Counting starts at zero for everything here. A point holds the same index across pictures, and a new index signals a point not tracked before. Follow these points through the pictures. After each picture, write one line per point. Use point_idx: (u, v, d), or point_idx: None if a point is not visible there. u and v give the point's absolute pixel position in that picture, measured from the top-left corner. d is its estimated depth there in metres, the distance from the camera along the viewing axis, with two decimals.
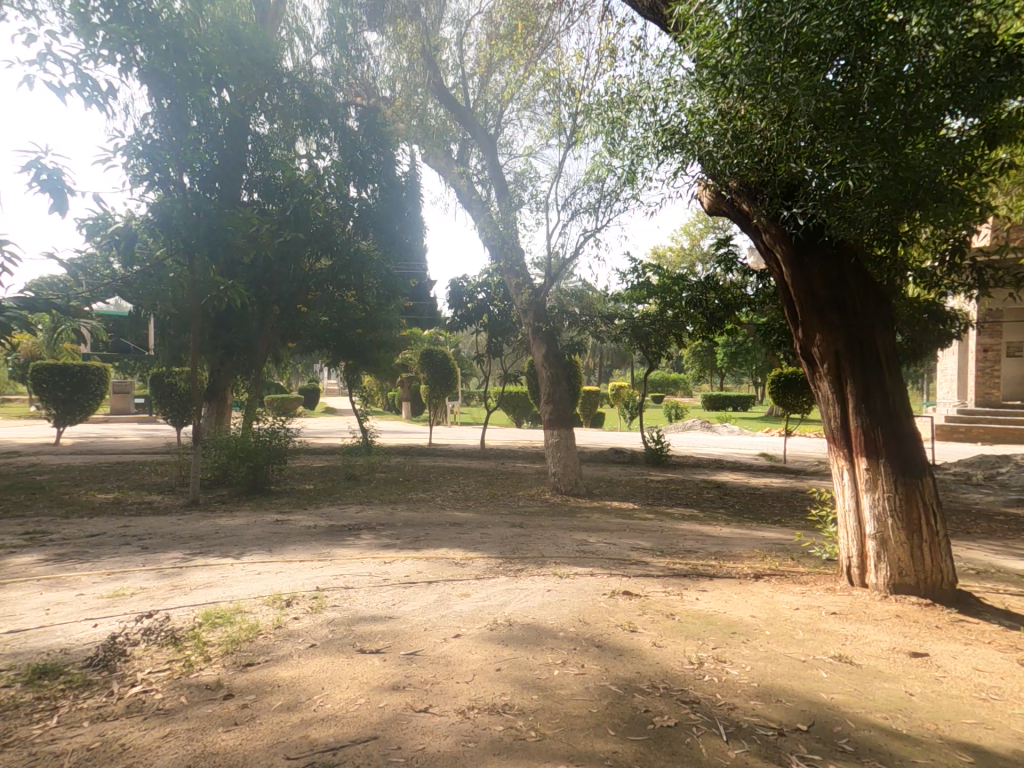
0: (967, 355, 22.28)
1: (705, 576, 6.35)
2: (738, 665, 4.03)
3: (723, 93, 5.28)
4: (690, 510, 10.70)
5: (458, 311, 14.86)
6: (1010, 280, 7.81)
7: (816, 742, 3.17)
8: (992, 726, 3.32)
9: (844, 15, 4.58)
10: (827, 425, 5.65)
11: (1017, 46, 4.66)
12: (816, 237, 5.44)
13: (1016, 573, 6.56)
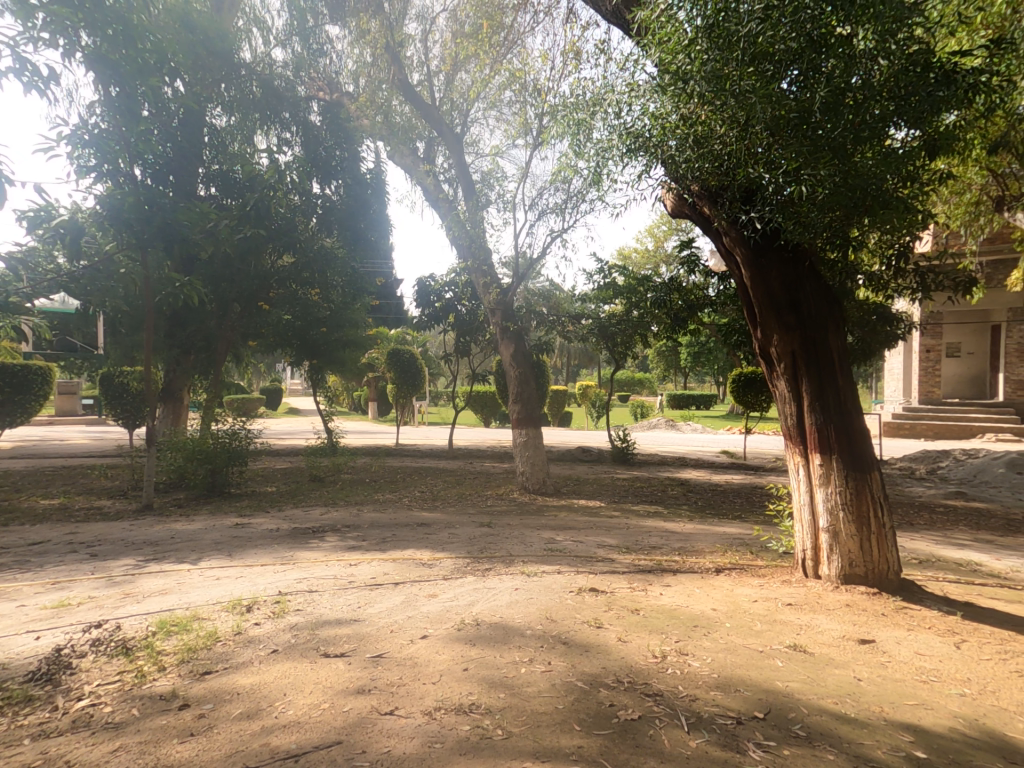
0: (910, 357, 23.38)
1: (669, 571, 6.47)
2: (700, 657, 4.13)
3: (684, 99, 5.42)
4: (655, 507, 10.92)
5: (425, 310, 14.77)
6: (949, 285, 8.24)
7: (771, 729, 3.28)
8: (931, 707, 3.49)
9: (796, 28, 4.77)
10: (784, 424, 5.85)
11: (953, 63, 4.91)
12: (773, 240, 5.61)
13: (954, 562, 6.94)
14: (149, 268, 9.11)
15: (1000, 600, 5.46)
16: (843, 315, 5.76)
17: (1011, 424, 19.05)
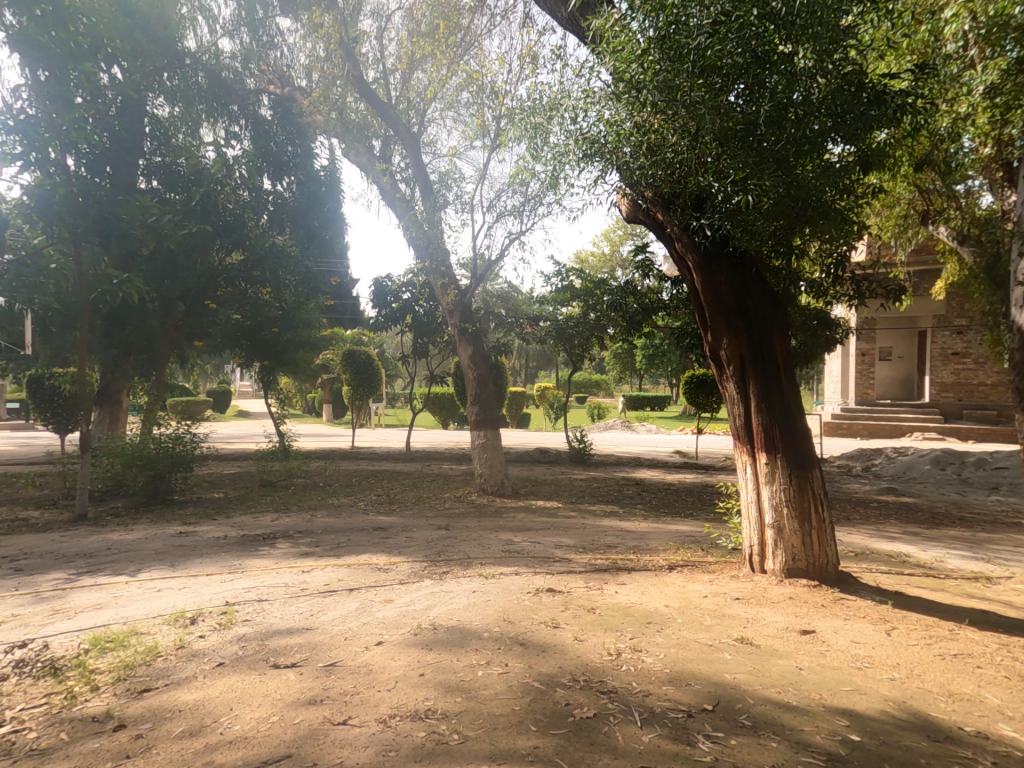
0: (847, 360, 24.71)
1: (624, 570, 6.59)
2: (653, 653, 4.22)
3: (638, 108, 5.56)
4: (611, 506, 11.10)
5: (382, 311, 14.53)
6: (881, 292, 8.75)
7: (719, 720, 3.38)
8: (864, 691, 3.68)
9: (741, 43, 4.97)
10: (733, 424, 6.06)
11: (883, 84, 5.21)
12: (722, 246, 5.81)
13: (886, 553, 7.37)
14: (83, 263, 8.59)
15: (924, 588, 5.80)
16: (786, 319, 6.02)
17: (936, 424, 20.44)
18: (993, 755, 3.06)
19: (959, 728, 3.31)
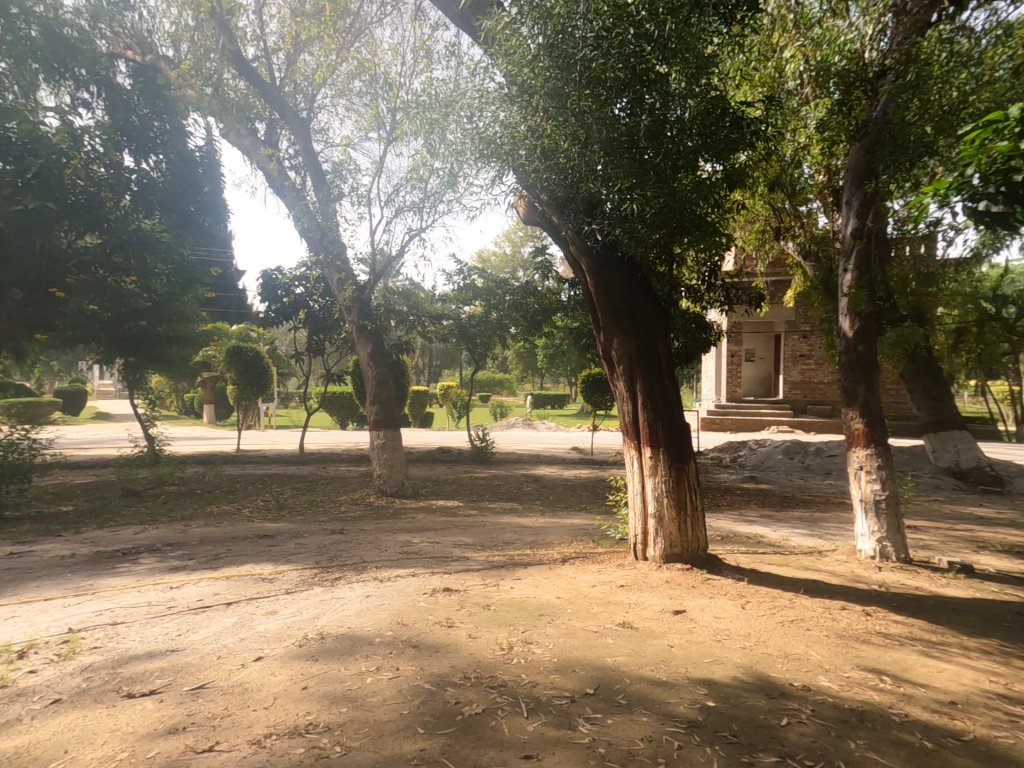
0: (718, 361, 27.12)
1: (520, 565, 6.72)
2: (542, 645, 4.33)
3: (531, 112, 5.76)
4: (511, 503, 11.27)
5: (272, 305, 13.57)
6: (745, 298, 9.68)
7: (600, 702, 3.53)
8: (721, 661, 3.99)
9: (622, 60, 5.28)
10: (622, 421, 6.38)
11: (740, 111, 5.73)
12: (612, 251, 6.08)
13: (749, 536, 8.17)
14: None
15: (774, 564, 6.30)
16: (669, 321, 6.43)
17: (787, 418, 23.08)
18: (814, 705, 3.35)
19: (791, 684, 3.61)
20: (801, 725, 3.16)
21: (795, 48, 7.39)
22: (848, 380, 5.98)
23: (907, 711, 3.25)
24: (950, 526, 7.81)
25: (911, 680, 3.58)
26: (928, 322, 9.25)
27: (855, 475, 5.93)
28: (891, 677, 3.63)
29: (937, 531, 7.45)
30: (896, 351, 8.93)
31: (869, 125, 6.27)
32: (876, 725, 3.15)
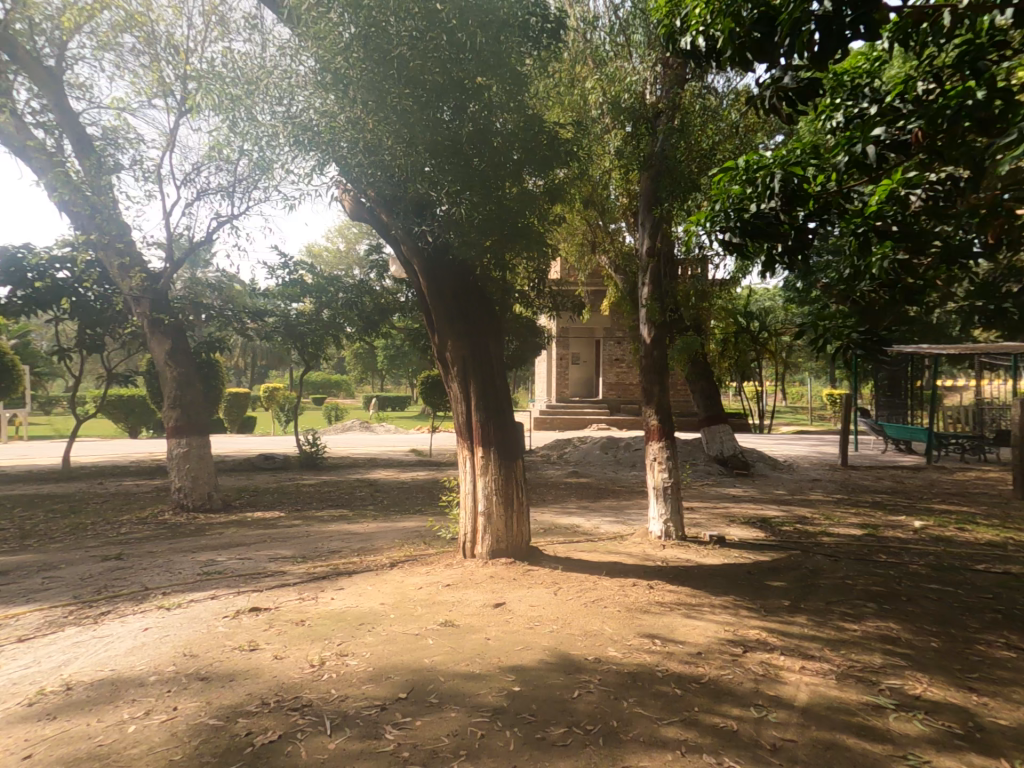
0: (549, 363, 28.94)
1: (343, 575, 6.40)
2: (358, 655, 4.16)
3: (348, 103, 5.56)
4: (339, 510, 10.74)
5: (24, 291, 11.15)
6: (568, 306, 10.43)
7: (410, 705, 3.48)
8: (531, 646, 4.17)
9: (439, 65, 5.41)
10: (456, 421, 6.42)
11: (555, 132, 6.21)
12: (444, 253, 6.02)
13: (569, 526, 8.79)
14: None
15: (584, 550, 6.71)
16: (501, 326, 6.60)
17: (608, 415, 25.51)
18: (601, 674, 3.58)
19: (586, 658, 3.83)
20: (588, 694, 3.37)
21: (594, 81, 7.91)
22: (647, 379, 6.72)
23: (666, 668, 3.53)
24: (717, 493, 9.11)
25: (673, 639, 3.89)
26: (701, 329, 11.02)
27: (650, 464, 6.62)
28: (662, 638, 3.94)
29: (708, 499, 8.62)
30: (683, 356, 10.45)
31: (651, 156, 6.90)
32: (646, 682, 3.42)
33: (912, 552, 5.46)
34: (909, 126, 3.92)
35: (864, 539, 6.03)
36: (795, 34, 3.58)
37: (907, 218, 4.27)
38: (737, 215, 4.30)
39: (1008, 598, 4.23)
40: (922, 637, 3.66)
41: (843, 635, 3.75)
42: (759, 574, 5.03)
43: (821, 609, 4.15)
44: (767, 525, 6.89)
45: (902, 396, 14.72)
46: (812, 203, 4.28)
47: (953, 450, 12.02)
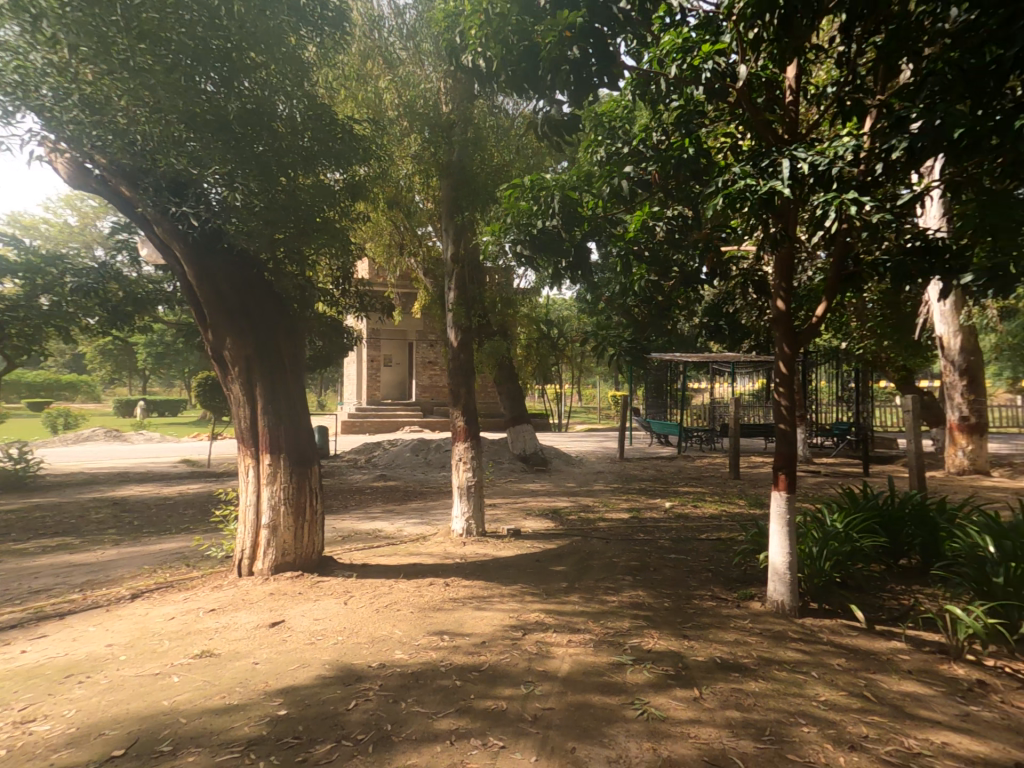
0: (354, 365, 27.72)
1: (55, 617, 5.10)
2: (52, 717, 3.16)
3: (45, 41, 4.47)
4: (65, 539, 8.65)
5: None
6: (376, 308, 10.09)
7: (130, 761, 2.71)
8: (307, 663, 3.68)
9: (188, 25, 4.62)
10: (238, 426, 5.60)
11: (349, 125, 6.03)
12: (213, 240, 5.33)
13: (365, 532, 8.42)
14: None
15: (385, 559, 6.41)
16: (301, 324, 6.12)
17: (416, 417, 25.40)
18: (383, 678, 3.36)
19: (368, 666, 3.57)
20: (366, 702, 3.10)
21: (386, 81, 7.71)
22: (454, 380, 6.80)
23: (451, 661, 3.51)
24: (514, 489, 9.72)
25: (460, 633, 3.98)
26: (508, 335, 11.63)
27: (456, 463, 6.77)
28: (450, 633, 4.01)
29: (512, 495, 9.15)
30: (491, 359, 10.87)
31: (450, 164, 6.94)
32: (429, 679, 3.31)
33: (662, 529, 6.45)
34: (647, 167, 4.44)
35: (627, 521, 6.98)
36: (553, 71, 3.99)
37: (655, 245, 4.81)
38: (526, 229, 4.86)
39: (718, 556, 5.24)
40: (658, 595, 4.30)
41: (602, 604, 4.22)
42: (544, 562, 5.48)
43: (590, 586, 4.67)
44: (555, 516, 7.54)
45: (663, 397, 17.60)
46: (586, 224, 4.86)
47: (696, 442, 14.60)
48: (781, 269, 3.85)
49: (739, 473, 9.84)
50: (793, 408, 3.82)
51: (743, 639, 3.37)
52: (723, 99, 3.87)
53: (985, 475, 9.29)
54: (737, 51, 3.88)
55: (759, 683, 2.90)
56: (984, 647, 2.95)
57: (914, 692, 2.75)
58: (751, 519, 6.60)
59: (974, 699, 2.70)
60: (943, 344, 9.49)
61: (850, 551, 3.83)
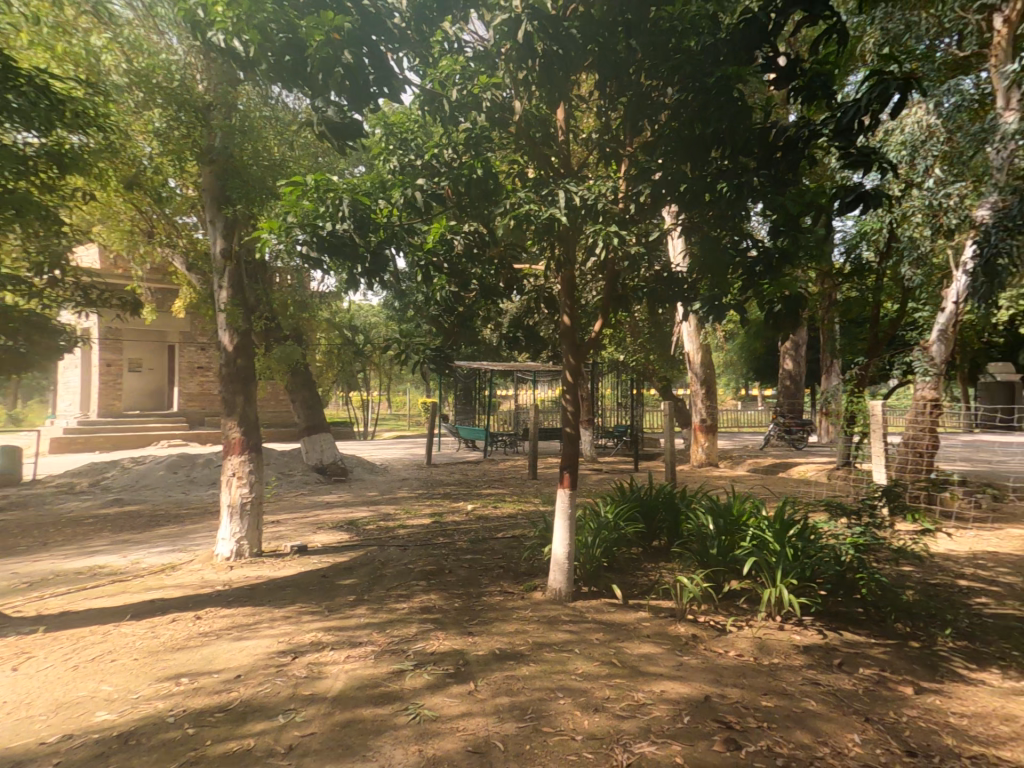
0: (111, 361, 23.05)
1: None
2: None
3: None
4: None
5: None
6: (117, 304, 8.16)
7: None
8: None
9: None
10: None
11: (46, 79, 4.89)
12: None
13: (113, 548, 6.96)
14: None
15: (101, 594, 5.05)
16: None
17: None
18: (64, 754, 2.65)
19: (44, 743, 2.76)
20: None
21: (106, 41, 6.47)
22: (227, 390, 5.83)
23: (185, 707, 2.98)
24: (310, 503, 9.12)
25: (208, 670, 3.39)
26: (304, 340, 10.82)
27: (226, 481, 5.78)
28: (189, 676, 3.35)
29: (302, 510, 8.52)
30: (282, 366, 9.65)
31: (211, 151, 5.86)
32: (153, 733, 2.76)
33: (459, 532, 6.65)
34: (439, 183, 4.25)
35: (427, 526, 7.06)
36: (328, 74, 3.65)
37: (453, 259, 4.56)
38: (309, 228, 3.80)
39: (508, 553, 5.60)
40: (449, 596, 4.45)
41: (394, 612, 4.19)
42: (338, 575, 5.28)
43: (380, 596, 4.59)
44: (353, 526, 7.31)
45: (470, 404, 18.23)
46: (383, 230, 4.02)
47: (501, 445, 15.37)
48: (567, 289, 4.32)
49: (535, 474, 10.65)
50: (578, 410, 4.28)
51: (519, 628, 3.65)
52: (504, 126, 4.34)
53: (716, 466, 11.54)
54: (511, 89, 4.37)
55: (530, 666, 3.17)
56: (698, 603, 3.71)
57: (648, 652, 3.27)
58: (541, 515, 7.18)
59: (689, 649, 3.32)
60: (689, 360, 11.45)
61: (616, 538, 4.44)
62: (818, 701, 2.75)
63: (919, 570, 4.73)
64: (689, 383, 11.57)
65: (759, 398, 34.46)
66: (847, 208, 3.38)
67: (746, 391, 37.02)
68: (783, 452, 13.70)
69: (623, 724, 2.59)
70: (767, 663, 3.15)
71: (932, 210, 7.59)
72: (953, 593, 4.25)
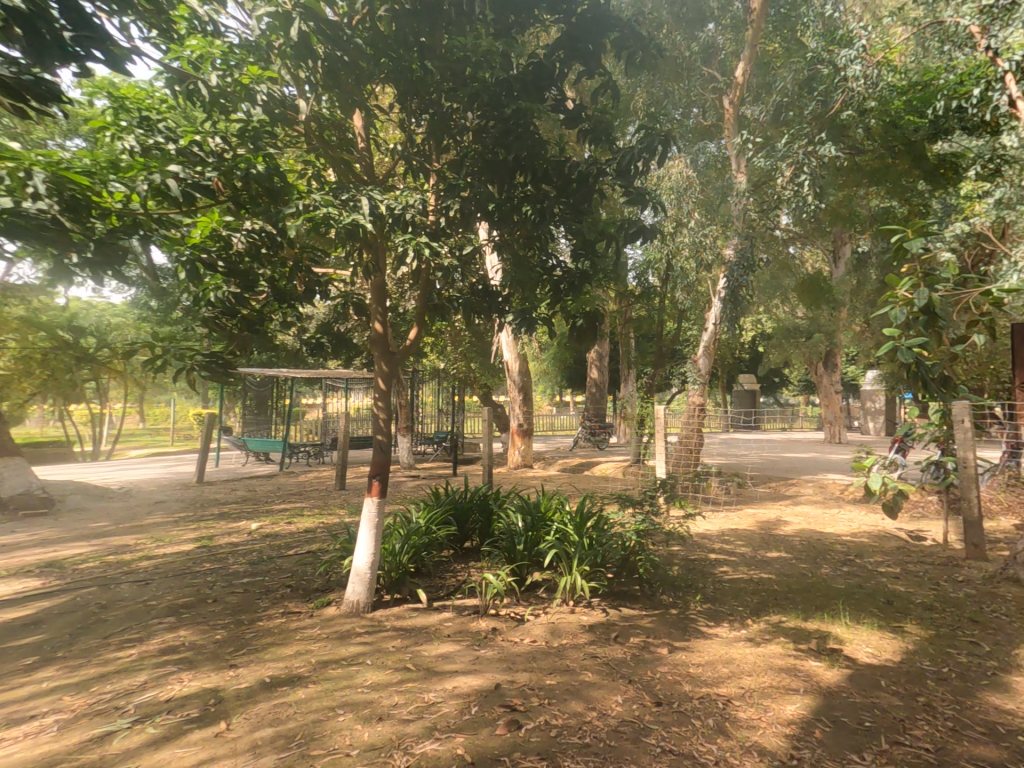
0: None
1: None
2: None
3: None
4: None
5: None
6: None
7: None
8: None
9: None
10: None
11: None
12: None
13: None
14: None
15: None
16: None
17: None
18: None
19: None
20: None
21: None
22: None
23: None
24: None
25: None
26: None
27: None
28: None
29: None
30: None
31: None
32: None
33: (236, 552, 5.86)
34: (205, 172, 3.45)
35: (193, 548, 6.10)
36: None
37: (231, 259, 3.88)
38: None
39: (301, 569, 5.18)
40: (206, 629, 3.80)
41: (112, 663, 3.35)
42: (2, 640, 3.82)
43: (93, 645, 3.63)
44: (54, 569, 5.42)
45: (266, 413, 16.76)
46: (116, 220, 3.35)
47: (303, 454, 14.28)
48: (376, 296, 4.15)
49: (343, 483, 10.11)
50: (390, 420, 4.14)
51: (303, 649, 3.41)
52: (287, 121, 3.91)
53: (529, 467, 12.34)
54: (293, 83, 3.91)
55: (308, 688, 2.97)
56: (500, 597, 3.93)
57: (445, 651, 3.38)
58: (343, 525, 6.80)
59: (486, 642, 3.52)
60: (509, 368, 12.11)
61: (426, 542, 4.52)
62: (593, 672, 3.13)
63: (684, 548, 5.62)
64: (508, 390, 12.23)
65: (567, 404, 37.52)
66: (631, 238, 3.83)
67: (556, 397, 40.13)
68: (586, 452, 15.11)
69: (408, 728, 2.60)
70: (556, 645, 3.48)
71: (696, 247, 9.02)
72: (704, 564, 5.19)
